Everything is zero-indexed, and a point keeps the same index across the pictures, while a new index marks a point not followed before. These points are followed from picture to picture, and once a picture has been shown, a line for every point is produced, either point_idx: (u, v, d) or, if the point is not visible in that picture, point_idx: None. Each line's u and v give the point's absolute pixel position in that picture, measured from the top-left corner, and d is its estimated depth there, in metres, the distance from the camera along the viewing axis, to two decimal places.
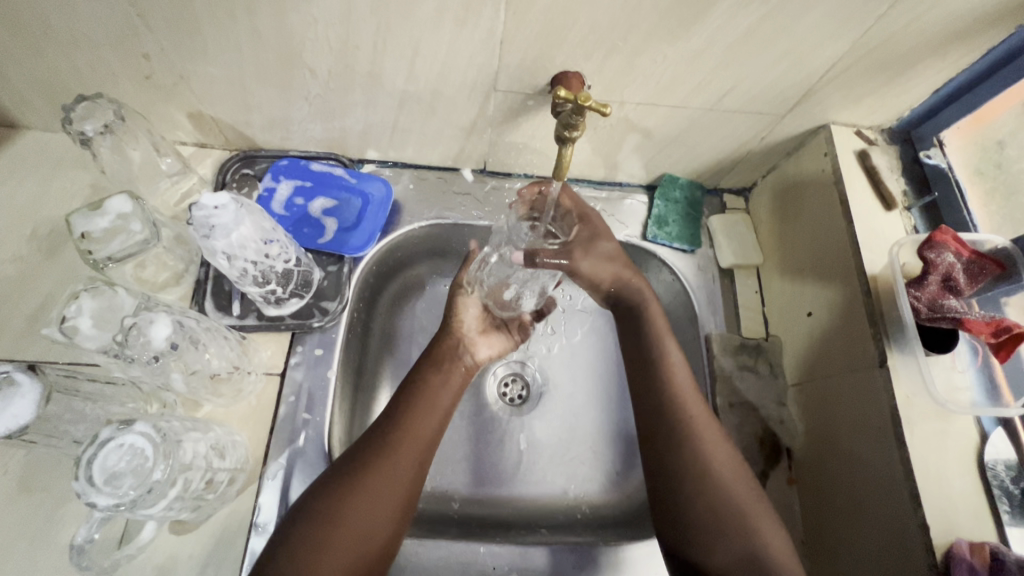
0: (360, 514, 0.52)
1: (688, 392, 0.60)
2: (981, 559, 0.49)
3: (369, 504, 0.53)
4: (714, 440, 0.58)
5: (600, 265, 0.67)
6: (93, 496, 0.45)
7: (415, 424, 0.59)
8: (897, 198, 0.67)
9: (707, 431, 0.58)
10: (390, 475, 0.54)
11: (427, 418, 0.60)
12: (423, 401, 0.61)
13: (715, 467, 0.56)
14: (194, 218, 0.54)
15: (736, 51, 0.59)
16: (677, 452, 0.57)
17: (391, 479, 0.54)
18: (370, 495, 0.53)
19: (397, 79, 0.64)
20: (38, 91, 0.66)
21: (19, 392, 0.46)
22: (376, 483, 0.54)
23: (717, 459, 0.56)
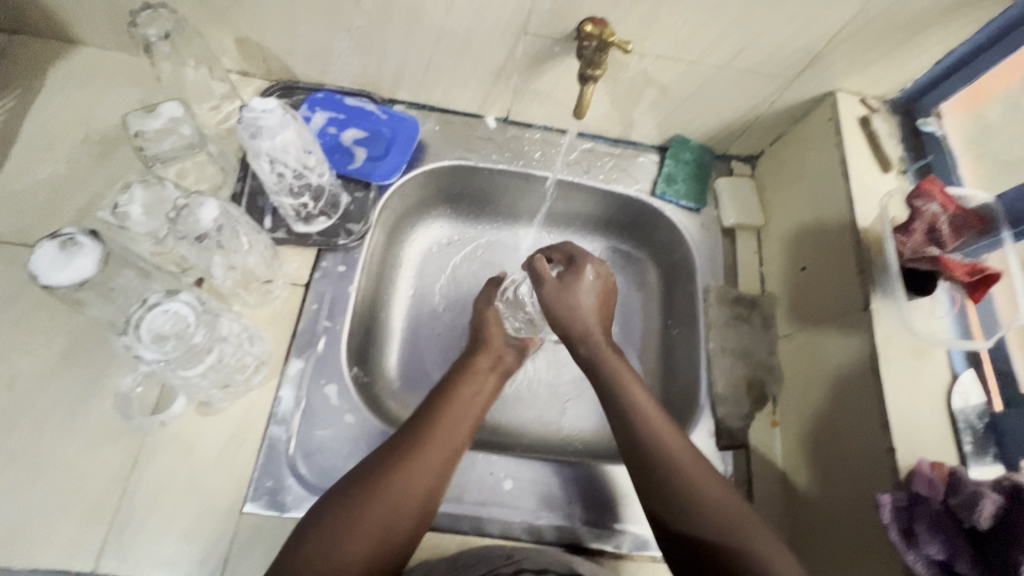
0: (357, 562, 0.51)
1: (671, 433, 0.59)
2: (940, 475, 0.53)
3: (378, 529, 0.53)
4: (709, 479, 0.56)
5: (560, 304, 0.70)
6: (141, 349, 0.50)
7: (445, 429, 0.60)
8: (894, 162, 0.72)
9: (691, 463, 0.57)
10: (415, 471, 0.56)
11: (434, 449, 0.58)
12: (438, 432, 0.59)
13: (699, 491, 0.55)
14: (243, 118, 0.59)
15: (752, 8, 0.63)
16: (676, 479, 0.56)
17: (394, 512, 0.54)
18: (381, 516, 0.53)
19: (435, 15, 0.69)
20: (102, 5, 0.71)
21: (82, 251, 0.50)
22: (392, 498, 0.54)
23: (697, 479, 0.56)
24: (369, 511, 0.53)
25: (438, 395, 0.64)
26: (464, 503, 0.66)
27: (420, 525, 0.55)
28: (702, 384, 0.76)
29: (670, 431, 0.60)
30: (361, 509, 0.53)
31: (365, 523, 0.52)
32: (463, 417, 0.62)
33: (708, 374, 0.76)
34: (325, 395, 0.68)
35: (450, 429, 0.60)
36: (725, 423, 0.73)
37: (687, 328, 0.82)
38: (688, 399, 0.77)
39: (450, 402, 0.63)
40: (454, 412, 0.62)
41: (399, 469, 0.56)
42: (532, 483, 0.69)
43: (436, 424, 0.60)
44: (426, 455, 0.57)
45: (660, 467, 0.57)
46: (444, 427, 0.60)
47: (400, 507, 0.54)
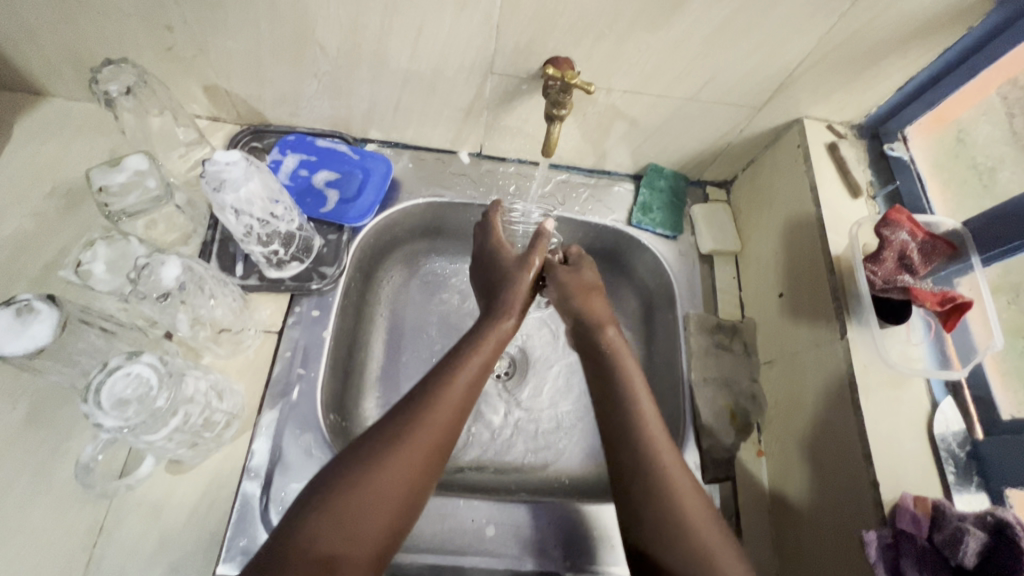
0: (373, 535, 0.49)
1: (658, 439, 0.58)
2: (924, 510, 0.52)
3: (381, 494, 0.50)
4: (695, 507, 0.54)
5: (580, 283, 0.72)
6: (100, 417, 0.49)
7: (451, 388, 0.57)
8: (863, 187, 0.72)
9: (676, 468, 0.56)
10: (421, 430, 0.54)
11: (443, 412, 0.55)
12: (443, 391, 0.56)
13: (707, 548, 0.52)
14: (205, 172, 0.58)
15: (712, 42, 0.64)
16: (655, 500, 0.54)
17: (399, 472, 0.51)
18: (388, 478, 0.51)
19: (400, 58, 0.69)
20: (67, 58, 0.71)
21: (38, 317, 0.49)
22: (399, 461, 0.52)
23: (692, 514, 0.53)
24: (399, 444, 0.52)
25: (468, 330, 0.64)
26: (446, 552, 0.65)
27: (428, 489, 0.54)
28: (685, 415, 0.75)
29: (671, 446, 0.58)
30: (365, 473, 0.51)
31: (366, 488, 0.50)
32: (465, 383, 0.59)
33: (691, 404, 0.75)
34: (300, 446, 0.66)
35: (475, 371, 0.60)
36: (710, 455, 0.72)
37: (668, 357, 0.81)
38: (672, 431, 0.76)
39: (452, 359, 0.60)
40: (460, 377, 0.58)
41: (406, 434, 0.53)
42: (515, 527, 0.67)
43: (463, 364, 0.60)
44: (433, 414, 0.55)
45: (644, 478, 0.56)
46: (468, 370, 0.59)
47: (407, 468, 0.52)
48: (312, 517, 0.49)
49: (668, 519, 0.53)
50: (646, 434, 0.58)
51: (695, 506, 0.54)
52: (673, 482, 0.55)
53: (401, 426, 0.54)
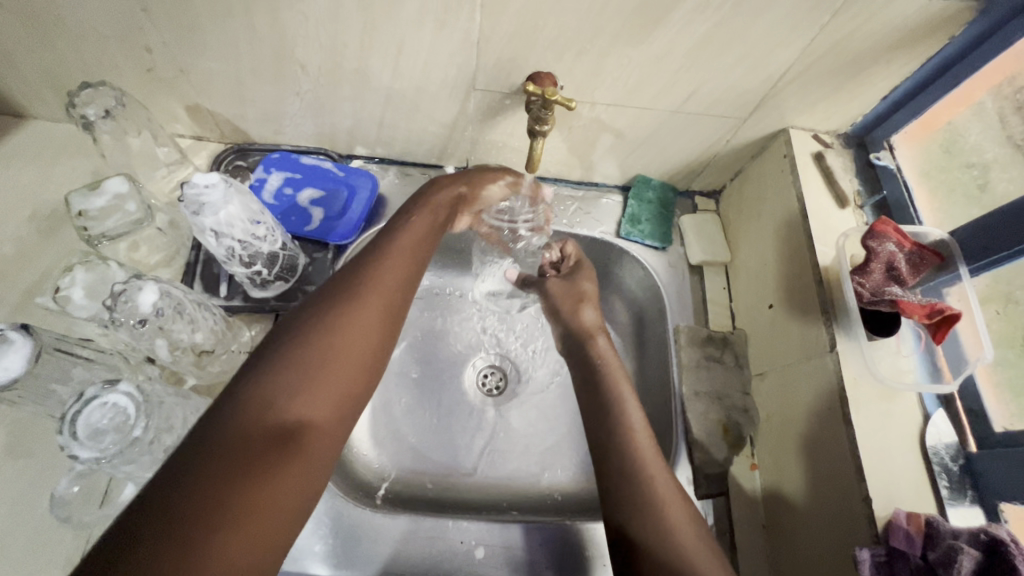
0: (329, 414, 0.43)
1: (643, 444, 0.61)
2: (917, 527, 0.51)
3: (342, 349, 0.45)
4: (674, 505, 0.56)
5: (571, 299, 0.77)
6: (76, 448, 0.48)
7: (392, 269, 0.53)
8: (850, 197, 0.72)
9: (657, 472, 0.58)
10: (371, 296, 0.49)
11: (385, 291, 0.50)
12: (377, 270, 0.52)
13: (691, 555, 0.51)
14: (184, 195, 0.58)
15: (695, 55, 0.64)
16: (638, 500, 0.56)
17: (354, 322, 0.47)
18: (347, 338, 0.46)
19: (382, 76, 0.69)
20: (47, 81, 0.70)
21: (12, 348, 0.48)
22: (356, 326, 0.47)
23: (673, 515, 0.55)
24: (348, 318, 0.47)
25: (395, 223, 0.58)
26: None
27: (379, 375, 0.48)
28: (677, 430, 0.74)
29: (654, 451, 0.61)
30: (311, 345, 0.44)
31: (320, 368, 0.43)
32: (404, 259, 0.55)
33: (683, 419, 0.74)
34: None
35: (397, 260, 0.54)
36: (703, 471, 0.71)
37: (659, 370, 0.81)
38: (664, 446, 0.76)
39: (387, 249, 0.54)
40: (395, 257, 0.54)
41: (348, 310, 0.47)
42: (505, 547, 0.66)
43: (383, 258, 0.53)
44: (375, 286, 0.50)
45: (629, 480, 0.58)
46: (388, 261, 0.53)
47: (361, 341, 0.47)
48: (232, 409, 0.39)
49: (657, 530, 0.54)
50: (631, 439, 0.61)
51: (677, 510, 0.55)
52: (656, 489, 0.57)
53: (331, 310, 0.47)
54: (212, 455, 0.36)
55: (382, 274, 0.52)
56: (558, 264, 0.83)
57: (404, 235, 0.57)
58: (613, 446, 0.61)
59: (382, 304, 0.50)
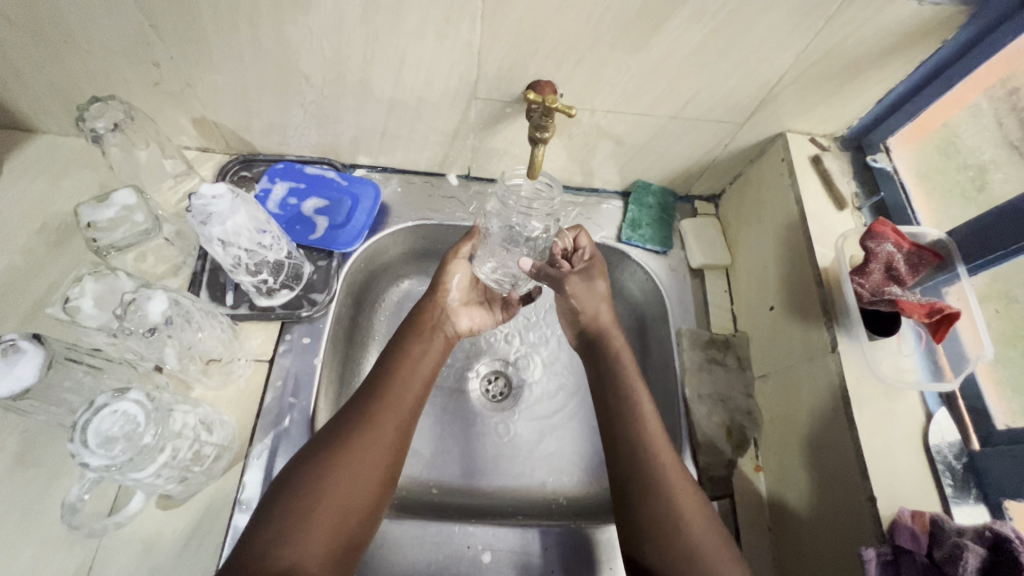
0: (320, 560, 0.50)
1: (660, 444, 0.61)
2: (922, 525, 0.51)
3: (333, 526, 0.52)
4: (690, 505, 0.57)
5: (587, 295, 0.72)
6: (87, 457, 0.48)
7: (403, 386, 0.63)
8: (848, 199, 0.73)
9: (671, 473, 0.59)
10: (366, 450, 0.57)
11: (394, 410, 0.61)
12: (396, 388, 0.63)
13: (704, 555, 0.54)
14: (192, 206, 0.59)
15: (692, 62, 0.65)
16: (658, 504, 0.57)
17: (353, 472, 0.55)
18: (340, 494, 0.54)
19: (385, 86, 0.70)
20: (56, 95, 0.72)
21: (24, 357, 0.49)
22: (358, 459, 0.56)
23: (688, 516, 0.56)
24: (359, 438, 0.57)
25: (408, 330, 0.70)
26: None
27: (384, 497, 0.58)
28: (681, 433, 0.74)
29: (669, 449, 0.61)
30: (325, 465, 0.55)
31: (330, 485, 0.53)
32: (415, 374, 0.65)
33: (686, 421, 0.74)
34: None
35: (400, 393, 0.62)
36: (707, 473, 0.71)
37: (661, 373, 0.81)
38: None
39: (401, 362, 0.66)
40: (409, 375, 0.65)
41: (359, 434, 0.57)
42: (511, 552, 0.66)
43: (397, 379, 0.64)
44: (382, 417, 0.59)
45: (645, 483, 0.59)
46: (401, 384, 0.63)
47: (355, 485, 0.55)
48: (262, 533, 0.50)
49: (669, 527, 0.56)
50: (647, 438, 0.61)
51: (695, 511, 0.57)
52: (670, 483, 0.58)
53: (346, 431, 0.58)
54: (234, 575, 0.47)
55: (395, 390, 0.63)
56: (572, 253, 0.76)
57: (415, 348, 0.68)
58: (629, 447, 0.61)
59: (386, 439, 0.58)
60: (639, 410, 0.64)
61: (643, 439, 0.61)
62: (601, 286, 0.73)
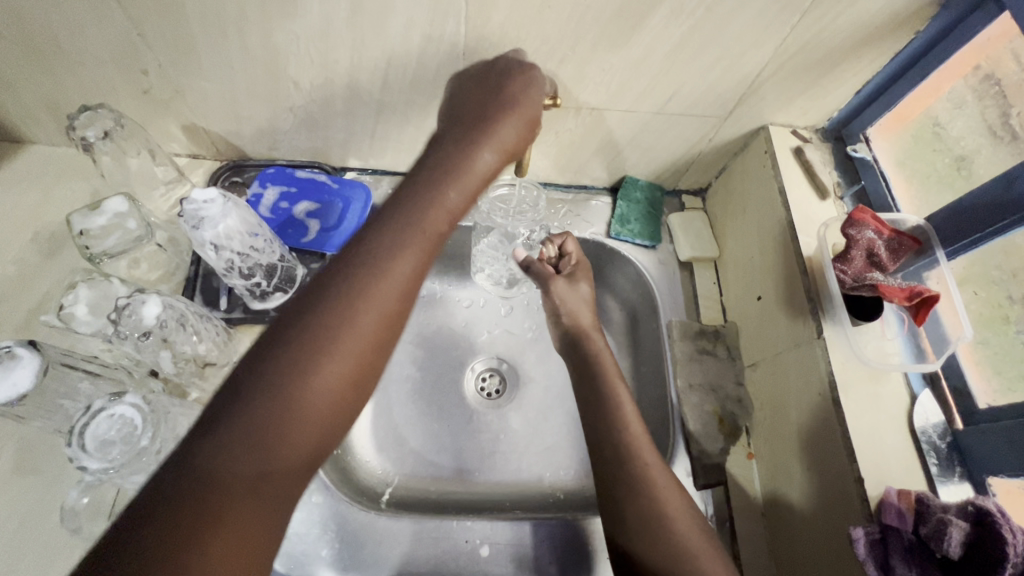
0: (298, 469, 0.40)
1: (640, 439, 0.62)
2: (908, 504, 0.53)
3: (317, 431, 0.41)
4: (674, 500, 0.58)
5: (570, 299, 0.76)
6: (85, 460, 0.49)
7: (400, 252, 0.46)
8: (830, 188, 0.74)
9: (654, 466, 0.60)
10: (356, 332, 0.43)
11: (393, 280, 0.45)
12: (389, 253, 0.45)
13: (692, 550, 0.55)
14: (184, 210, 0.59)
15: (673, 58, 0.66)
16: (640, 502, 0.58)
17: (345, 352, 0.42)
18: (320, 393, 0.41)
19: (372, 89, 0.71)
20: (46, 106, 0.72)
21: (19, 363, 0.49)
22: (342, 344, 0.42)
23: (675, 512, 0.57)
24: (347, 317, 0.42)
25: (426, 175, 0.52)
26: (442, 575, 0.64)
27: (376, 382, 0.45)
28: (674, 423, 0.75)
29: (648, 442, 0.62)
30: (301, 352, 0.41)
31: (310, 376, 0.40)
32: (426, 233, 0.48)
33: (679, 411, 0.76)
34: None
35: (393, 267, 0.45)
36: (701, 461, 0.72)
37: (654, 365, 0.82)
38: (662, 439, 0.77)
39: (404, 217, 0.48)
40: (416, 235, 0.47)
41: (340, 316, 0.42)
42: (510, 544, 0.67)
43: (393, 242, 0.46)
44: (376, 288, 0.44)
45: (630, 481, 0.59)
46: (400, 249, 0.46)
47: (341, 376, 0.42)
48: (212, 444, 0.37)
49: (653, 521, 0.57)
50: (629, 433, 0.62)
51: (681, 509, 0.58)
52: (655, 482, 0.59)
53: (327, 309, 0.42)
54: (188, 493, 0.35)
55: (395, 256, 0.46)
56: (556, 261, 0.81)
57: (435, 207, 0.50)
58: (609, 443, 0.62)
59: (377, 321, 0.44)
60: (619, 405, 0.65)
61: (624, 434, 0.62)
62: (584, 292, 0.77)
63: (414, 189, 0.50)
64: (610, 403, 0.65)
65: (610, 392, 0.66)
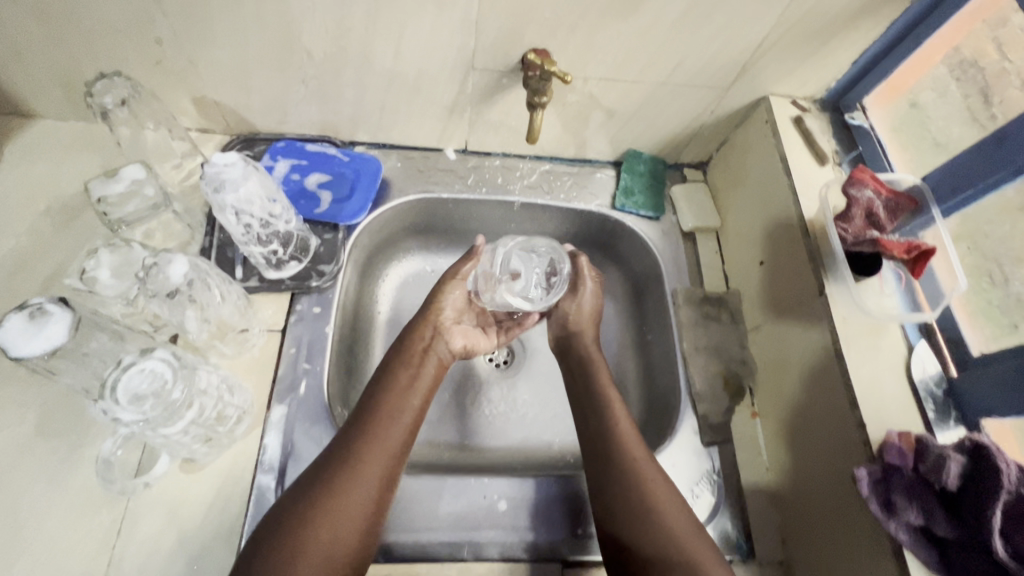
0: None
1: (629, 437, 0.65)
2: (908, 444, 0.56)
3: (321, 557, 0.52)
4: (663, 491, 0.61)
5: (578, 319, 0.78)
6: (120, 412, 0.50)
7: (387, 429, 0.62)
8: (829, 155, 0.77)
9: (643, 459, 0.63)
10: (350, 489, 0.56)
11: (380, 449, 0.60)
12: (382, 425, 0.62)
13: (683, 540, 0.57)
14: (205, 174, 0.60)
15: (679, 28, 0.68)
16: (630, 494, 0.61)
17: (344, 515, 0.55)
18: (331, 528, 0.54)
19: (385, 59, 0.72)
20: (57, 78, 0.72)
21: (53, 319, 0.50)
22: (347, 498, 0.56)
23: (665, 502, 0.60)
24: (351, 470, 0.57)
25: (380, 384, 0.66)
26: (460, 530, 0.66)
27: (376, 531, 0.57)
28: (681, 385, 0.78)
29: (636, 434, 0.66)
30: (318, 502, 0.55)
31: (327, 519, 0.54)
32: (400, 413, 0.64)
33: (686, 373, 0.78)
34: (313, 441, 0.68)
35: (392, 432, 0.62)
36: (707, 420, 0.75)
37: (660, 331, 0.85)
38: (669, 401, 0.80)
39: (384, 402, 0.64)
40: (393, 411, 0.63)
41: (339, 481, 0.56)
42: (526, 500, 0.69)
43: (378, 418, 0.62)
44: (371, 452, 0.59)
45: (619, 478, 0.62)
46: (386, 427, 0.62)
47: (348, 512, 0.55)
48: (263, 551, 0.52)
49: (642, 513, 0.59)
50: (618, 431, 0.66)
51: (672, 500, 0.60)
52: (645, 478, 0.61)
53: (338, 471, 0.57)
54: None
55: (386, 429, 0.62)
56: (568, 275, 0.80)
57: (402, 376, 0.67)
58: (600, 442, 0.66)
59: (370, 482, 0.58)
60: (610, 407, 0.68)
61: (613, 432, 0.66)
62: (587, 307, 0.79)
63: (387, 369, 0.68)
64: (604, 407, 0.69)
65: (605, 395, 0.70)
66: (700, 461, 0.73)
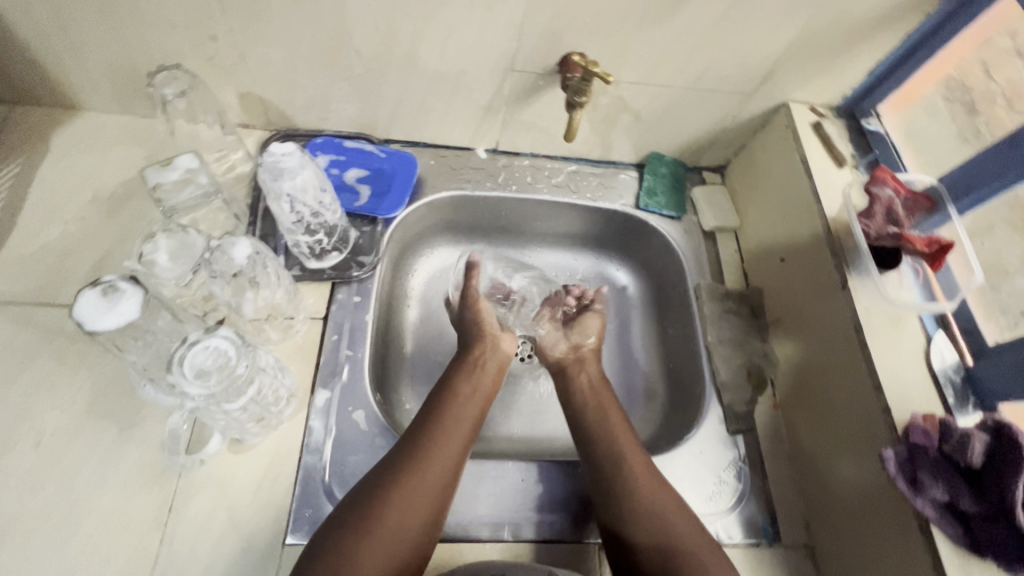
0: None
1: (627, 451, 0.68)
2: (932, 425, 0.60)
3: (386, 549, 0.55)
4: (661, 498, 0.63)
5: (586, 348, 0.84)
6: (186, 386, 0.52)
7: (448, 435, 0.65)
8: (847, 158, 0.81)
9: (639, 469, 0.66)
10: (414, 488, 0.59)
11: (441, 455, 0.62)
12: (444, 431, 0.65)
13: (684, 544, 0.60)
14: (264, 162, 0.65)
15: (709, 36, 0.73)
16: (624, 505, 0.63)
17: (407, 517, 0.57)
18: (392, 527, 0.56)
19: (429, 59, 0.75)
20: (109, 72, 0.75)
21: (124, 295, 0.52)
22: (407, 499, 0.58)
23: (664, 510, 0.62)
24: (412, 468, 0.60)
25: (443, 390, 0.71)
26: (499, 513, 0.68)
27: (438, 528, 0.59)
28: (706, 376, 0.81)
29: (636, 446, 0.68)
30: (384, 498, 0.58)
31: (388, 512, 0.57)
32: (462, 421, 0.67)
33: (710, 365, 0.81)
34: (354, 425, 0.69)
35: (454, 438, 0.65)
36: (732, 409, 0.78)
37: (683, 326, 0.88)
38: (694, 392, 0.82)
39: (449, 408, 0.68)
40: (456, 419, 0.67)
41: (405, 481, 0.59)
42: (562, 484, 0.71)
43: (441, 424, 0.65)
44: (435, 454, 0.62)
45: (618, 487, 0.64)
46: (447, 434, 0.65)
47: (410, 510, 0.58)
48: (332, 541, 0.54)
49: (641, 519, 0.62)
50: (613, 444, 0.68)
51: (674, 509, 0.63)
52: (644, 491, 0.64)
53: (403, 470, 0.60)
54: None
55: (446, 432, 0.65)
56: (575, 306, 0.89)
57: (463, 387, 0.71)
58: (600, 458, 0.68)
59: (434, 482, 0.60)
60: (598, 418, 0.72)
61: (609, 446, 0.68)
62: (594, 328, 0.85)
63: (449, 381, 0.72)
64: (602, 425, 0.71)
65: (597, 409, 0.73)
66: (727, 449, 0.75)
